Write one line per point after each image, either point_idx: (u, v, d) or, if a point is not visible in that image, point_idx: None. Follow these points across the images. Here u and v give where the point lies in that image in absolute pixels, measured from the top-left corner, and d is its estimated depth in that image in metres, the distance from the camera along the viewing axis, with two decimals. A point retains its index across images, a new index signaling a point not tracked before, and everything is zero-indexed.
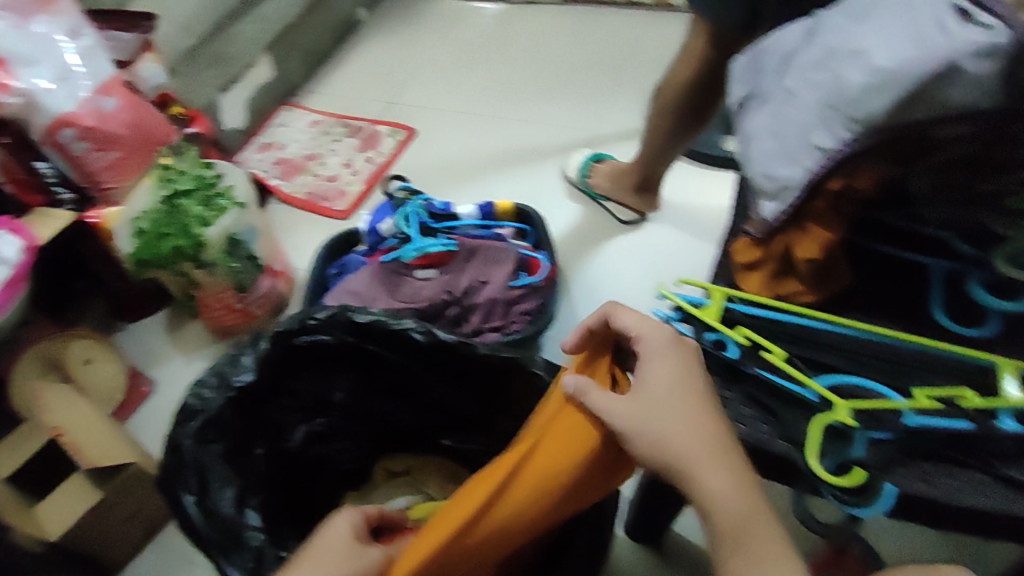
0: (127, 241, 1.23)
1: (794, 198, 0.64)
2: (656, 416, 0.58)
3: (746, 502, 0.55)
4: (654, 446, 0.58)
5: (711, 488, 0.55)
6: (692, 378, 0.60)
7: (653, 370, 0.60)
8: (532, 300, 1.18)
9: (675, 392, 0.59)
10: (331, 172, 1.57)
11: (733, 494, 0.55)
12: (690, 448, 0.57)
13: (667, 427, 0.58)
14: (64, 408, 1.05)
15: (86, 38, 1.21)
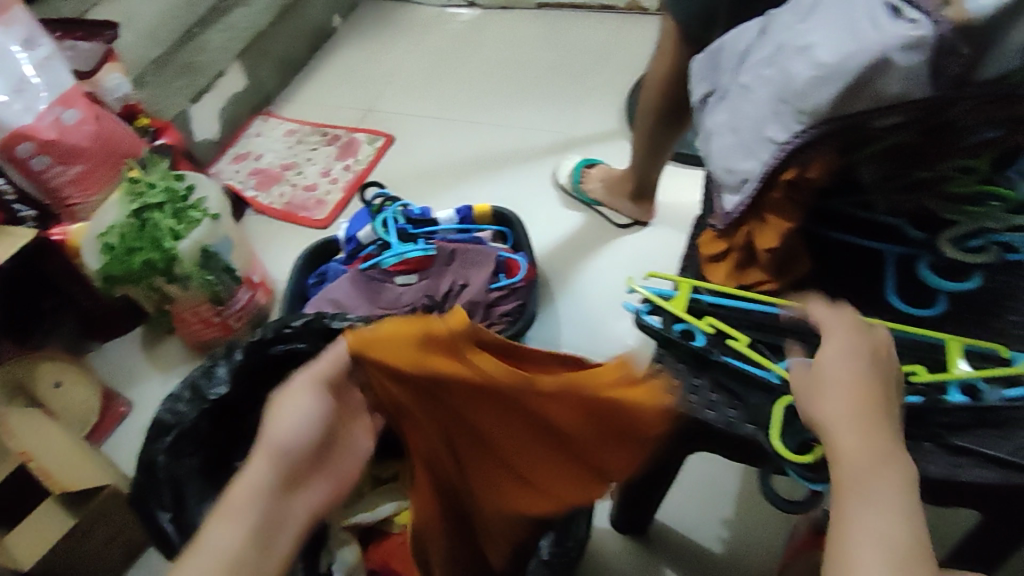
0: (94, 255, 1.22)
1: (752, 189, 0.67)
2: (841, 384, 0.56)
3: (887, 478, 0.51)
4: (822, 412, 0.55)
5: (849, 450, 0.52)
6: (879, 360, 0.57)
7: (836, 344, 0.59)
8: (511, 302, 1.20)
9: (856, 365, 0.57)
10: (309, 181, 1.58)
11: (878, 466, 0.51)
12: (852, 413, 0.54)
13: (839, 394, 0.55)
14: (33, 435, 1.02)
15: (42, 49, 1.22)
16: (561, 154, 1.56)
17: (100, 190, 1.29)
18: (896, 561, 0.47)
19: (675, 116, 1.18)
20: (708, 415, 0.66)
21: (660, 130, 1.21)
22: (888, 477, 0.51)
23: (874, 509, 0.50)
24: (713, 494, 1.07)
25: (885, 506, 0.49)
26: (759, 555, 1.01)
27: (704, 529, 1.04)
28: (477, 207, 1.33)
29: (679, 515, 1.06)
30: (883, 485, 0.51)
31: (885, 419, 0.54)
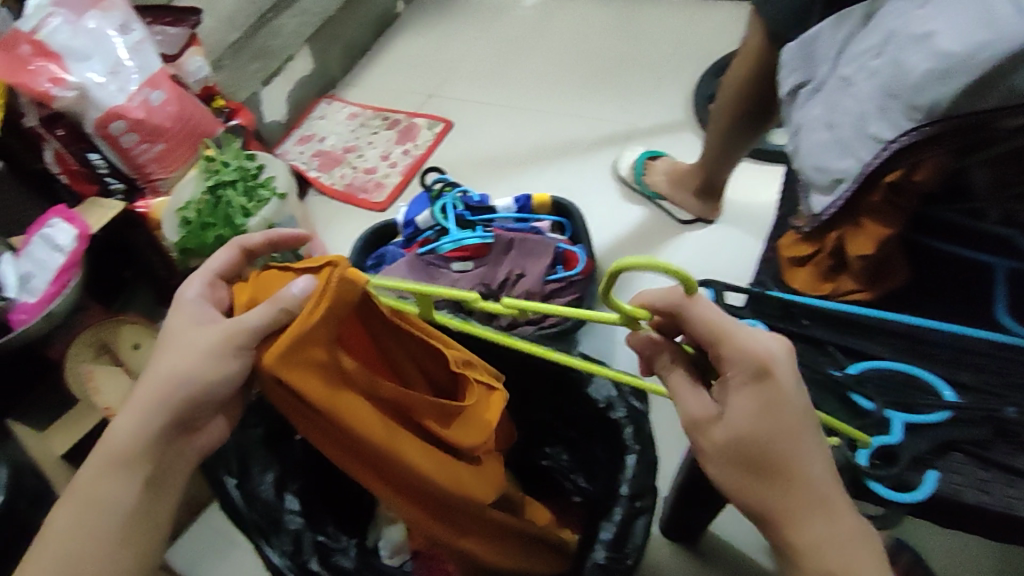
0: (171, 229, 1.28)
1: (846, 190, 0.65)
2: (745, 462, 0.52)
3: (839, 535, 0.51)
4: (751, 493, 0.53)
5: (804, 539, 0.52)
6: (788, 408, 0.51)
7: (741, 401, 0.52)
8: (569, 294, 1.17)
9: (771, 418, 0.52)
10: (370, 165, 1.58)
11: (823, 520, 0.51)
12: (776, 490, 0.52)
13: (765, 472, 0.52)
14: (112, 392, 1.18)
15: (135, 33, 1.27)
16: (625, 145, 1.52)
17: (179, 167, 1.33)
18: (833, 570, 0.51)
19: (753, 114, 1.13)
20: None
21: (744, 125, 1.15)
22: (843, 535, 0.51)
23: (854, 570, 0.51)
24: None
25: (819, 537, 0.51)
26: None
27: (760, 543, 1.00)
28: (536, 196, 1.30)
29: (733, 527, 1.01)
30: (814, 535, 0.51)
31: (811, 476, 0.52)
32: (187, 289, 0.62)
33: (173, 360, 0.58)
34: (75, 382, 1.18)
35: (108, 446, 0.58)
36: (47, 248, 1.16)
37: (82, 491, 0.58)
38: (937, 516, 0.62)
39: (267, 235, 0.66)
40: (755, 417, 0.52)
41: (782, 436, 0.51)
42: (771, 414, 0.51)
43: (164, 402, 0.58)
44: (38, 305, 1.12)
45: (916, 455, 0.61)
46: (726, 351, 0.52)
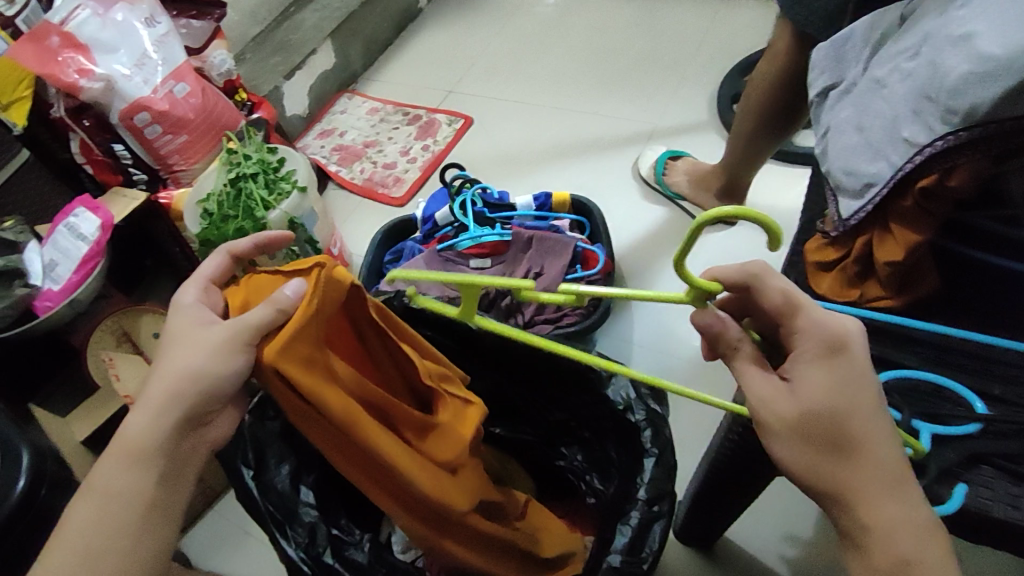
0: (193, 220, 1.29)
1: (876, 194, 0.63)
2: (814, 436, 0.51)
3: (908, 520, 0.50)
4: (816, 469, 0.51)
5: (872, 518, 0.50)
6: (861, 382, 0.51)
7: (815, 373, 0.52)
8: (587, 294, 1.16)
9: (847, 390, 0.51)
10: (389, 160, 1.58)
11: (891, 498, 0.50)
12: (844, 468, 0.50)
13: (835, 446, 0.51)
14: (133, 381, 1.18)
15: (161, 26, 1.28)
16: (646, 144, 1.50)
17: (201, 159, 1.34)
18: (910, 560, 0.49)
19: (779, 116, 1.11)
20: None
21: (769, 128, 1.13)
22: (906, 517, 0.50)
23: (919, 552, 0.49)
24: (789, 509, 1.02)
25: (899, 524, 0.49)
26: None
27: (776, 551, 0.98)
28: (556, 195, 1.29)
29: (749, 534, 1.00)
30: (893, 517, 0.50)
31: (880, 457, 0.50)
32: (184, 292, 0.63)
33: (181, 357, 0.58)
34: (97, 368, 1.20)
35: (127, 440, 0.58)
36: (72, 237, 1.17)
37: (103, 481, 0.58)
38: (963, 529, 0.60)
39: (254, 237, 0.66)
40: (832, 392, 0.51)
41: (858, 408, 0.51)
42: (846, 386, 0.51)
43: (179, 397, 0.58)
44: (59, 293, 1.14)
45: (943, 466, 0.60)
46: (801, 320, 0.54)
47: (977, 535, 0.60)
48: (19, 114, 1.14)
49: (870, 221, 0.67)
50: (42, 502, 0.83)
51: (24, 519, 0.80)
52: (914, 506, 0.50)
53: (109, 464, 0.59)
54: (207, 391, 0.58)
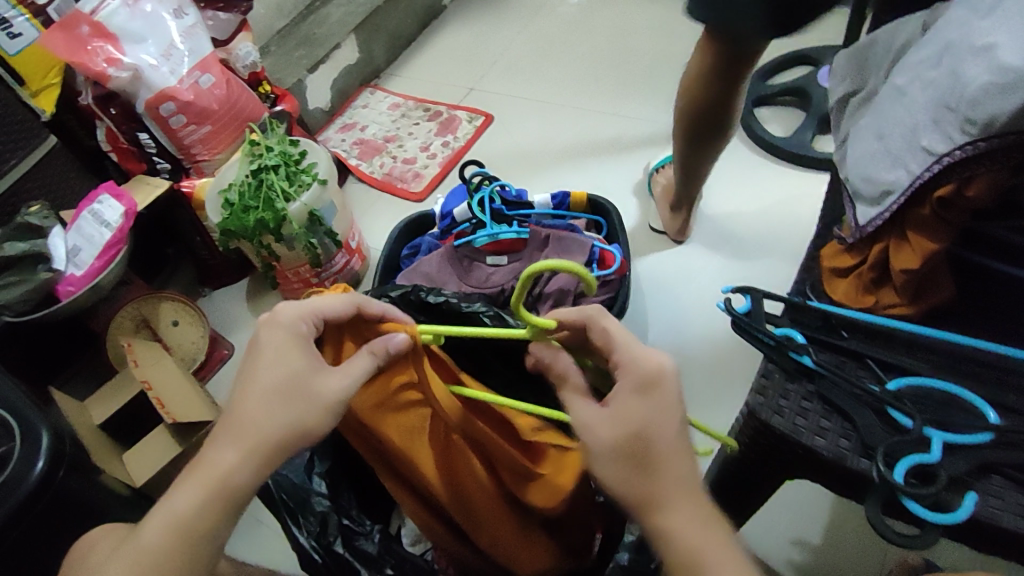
0: (214, 211, 1.31)
1: (893, 203, 0.63)
2: (629, 455, 0.54)
3: (703, 524, 0.54)
4: (626, 485, 0.54)
5: (670, 524, 0.53)
6: (671, 409, 0.56)
7: (637, 400, 0.56)
8: (602, 295, 1.17)
9: (659, 415, 0.55)
10: (409, 155, 1.60)
11: (689, 506, 0.54)
12: (653, 484, 0.54)
13: (645, 462, 0.54)
14: (153, 366, 1.18)
15: (189, 18, 1.30)
16: (664, 146, 1.51)
17: (224, 149, 1.36)
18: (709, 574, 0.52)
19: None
20: (817, 443, 0.65)
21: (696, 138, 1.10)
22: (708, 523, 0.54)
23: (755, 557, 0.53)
24: (797, 512, 1.02)
25: (697, 532, 0.53)
26: None
27: (784, 555, 0.99)
28: (574, 193, 1.30)
29: (757, 537, 1.00)
30: (687, 525, 0.53)
31: (679, 472, 0.55)
32: (297, 322, 0.61)
33: (288, 397, 0.58)
34: (115, 352, 1.24)
35: (215, 467, 0.56)
36: (94, 223, 1.20)
37: (175, 510, 0.55)
38: (970, 537, 0.61)
39: (387, 310, 0.67)
40: (644, 416, 0.55)
41: (667, 429, 0.55)
42: (662, 411, 0.55)
43: (270, 447, 0.56)
44: (81, 279, 1.17)
45: (954, 475, 0.60)
46: (624, 349, 0.58)
47: (985, 542, 0.60)
48: (47, 101, 1.21)
49: (888, 228, 0.67)
50: (58, 482, 0.85)
51: (43, 499, 0.82)
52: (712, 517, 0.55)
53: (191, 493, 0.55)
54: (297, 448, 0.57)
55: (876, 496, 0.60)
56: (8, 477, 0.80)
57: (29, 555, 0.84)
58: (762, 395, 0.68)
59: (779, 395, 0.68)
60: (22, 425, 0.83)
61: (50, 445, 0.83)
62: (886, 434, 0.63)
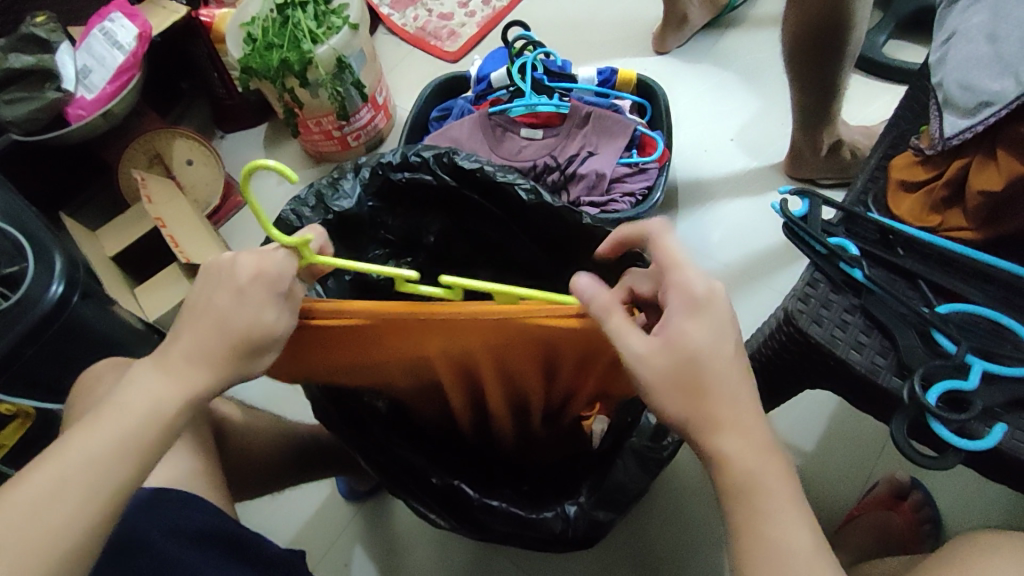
0: (234, 42, 1.23)
1: (989, 114, 0.61)
2: (681, 389, 0.51)
3: (745, 429, 0.51)
4: (685, 413, 0.51)
5: (729, 449, 0.51)
6: (717, 360, 0.51)
7: (693, 322, 0.52)
8: (638, 182, 1.11)
9: (715, 346, 0.52)
10: (445, 10, 1.48)
11: (734, 417, 0.51)
12: (706, 418, 0.51)
13: (707, 359, 0.51)
14: (165, 205, 1.17)
15: None
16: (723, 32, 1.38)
17: None
18: (755, 450, 0.51)
19: (825, 49, 0.96)
20: (852, 356, 0.63)
21: None
22: (771, 465, 0.51)
23: (765, 499, 0.51)
24: (796, 422, 1.02)
25: (753, 437, 0.51)
26: (826, 498, 0.97)
27: None
28: (622, 71, 1.21)
29: None
30: (746, 441, 0.51)
31: (724, 404, 0.51)
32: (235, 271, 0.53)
33: (202, 309, 0.53)
34: (127, 184, 1.23)
35: (167, 361, 0.52)
36: (108, 44, 1.13)
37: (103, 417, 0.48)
38: (992, 467, 0.60)
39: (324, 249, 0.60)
40: (697, 364, 0.51)
41: (735, 387, 0.52)
42: (722, 377, 0.51)
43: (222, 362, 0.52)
44: (94, 102, 1.11)
45: (987, 405, 0.58)
46: (697, 357, 0.51)
47: (1003, 473, 0.59)
48: None
49: (974, 143, 0.64)
50: (73, 308, 0.84)
51: (56, 324, 0.82)
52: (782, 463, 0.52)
53: (147, 379, 0.52)
54: (254, 344, 0.52)
55: (904, 416, 0.58)
56: (22, 297, 0.79)
57: (45, 373, 0.86)
58: (803, 303, 0.66)
59: (821, 305, 0.66)
60: (38, 244, 0.82)
61: (63, 269, 0.82)
62: (927, 357, 0.61)
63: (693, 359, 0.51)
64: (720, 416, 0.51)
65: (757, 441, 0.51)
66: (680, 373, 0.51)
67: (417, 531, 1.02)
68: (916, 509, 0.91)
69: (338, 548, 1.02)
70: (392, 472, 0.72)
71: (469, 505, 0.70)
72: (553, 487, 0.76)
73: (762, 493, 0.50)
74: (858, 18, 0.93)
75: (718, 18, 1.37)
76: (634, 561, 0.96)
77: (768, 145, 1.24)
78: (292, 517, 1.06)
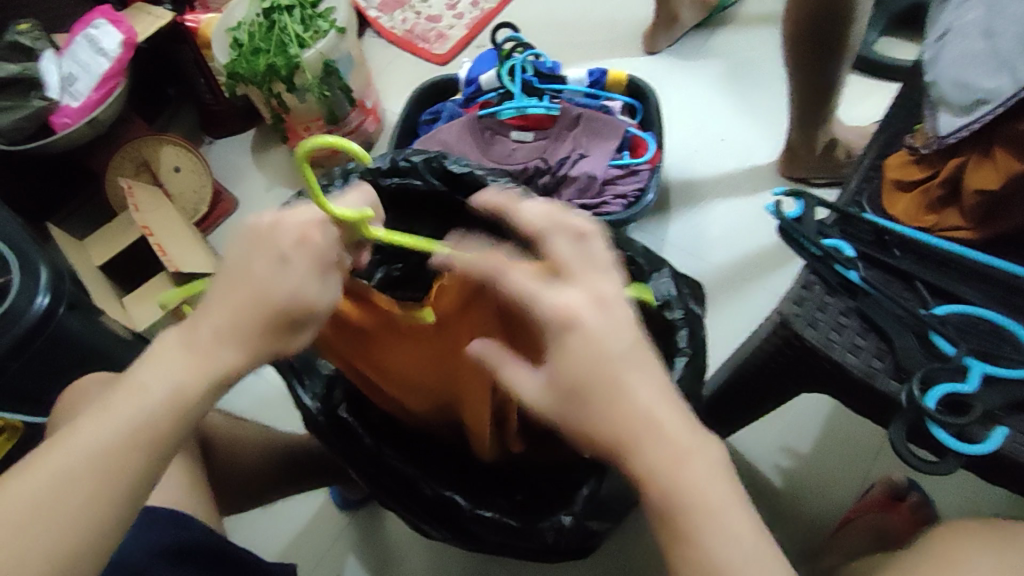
0: (220, 48, 1.21)
1: (985, 112, 0.60)
2: (573, 405, 0.45)
3: (654, 444, 0.43)
4: (585, 432, 0.44)
5: (642, 469, 0.43)
6: (604, 368, 0.44)
7: (570, 335, 0.45)
8: (631, 184, 1.10)
9: (598, 354, 0.44)
10: (434, 12, 1.47)
11: (639, 430, 0.43)
12: (608, 433, 0.43)
13: (597, 369, 0.44)
14: (153, 212, 1.15)
15: None
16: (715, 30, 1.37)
17: None
18: (669, 468, 0.43)
19: (818, 48, 0.95)
20: (848, 359, 0.62)
21: None
22: (690, 473, 0.43)
23: None
24: (792, 424, 1.01)
25: (662, 453, 0.43)
26: (825, 500, 0.96)
27: (773, 460, 0.99)
28: (613, 72, 1.20)
29: (749, 444, 1.00)
30: (658, 460, 0.43)
31: (623, 417, 0.43)
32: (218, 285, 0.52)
33: (241, 277, 0.51)
34: (114, 195, 1.21)
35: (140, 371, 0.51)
36: (92, 51, 1.11)
37: (81, 443, 0.46)
38: (995, 471, 0.58)
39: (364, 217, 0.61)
40: (583, 376, 0.44)
41: (634, 396, 0.44)
42: (614, 386, 0.44)
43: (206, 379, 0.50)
44: (78, 111, 1.09)
45: (988, 408, 0.57)
46: (582, 371, 0.44)
47: (1006, 477, 0.58)
48: None
49: (971, 141, 0.63)
50: (58, 320, 0.82)
51: (39, 337, 0.81)
52: (713, 459, 0.44)
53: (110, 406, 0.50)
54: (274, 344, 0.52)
55: (901, 421, 0.58)
56: (4, 311, 0.78)
57: (30, 388, 0.84)
58: (798, 306, 0.65)
59: (816, 307, 0.65)
60: (20, 257, 0.81)
61: (47, 282, 0.81)
62: (925, 360, 0.60)
63: (581, 372, 0.44)
64: (620, 429, 0.43)
65: (669, 458, 0.43)
66: (573, 387, 0.44)
67: (413, 539, 1.01)
68: (914, 510, 0.88)
69: (331, 559, 1.01)
70: (384, 482, 0.72)
71: (461, 517, 0.69)
72: (546, 497, 0.74)
73: (683, 519, 0.42)
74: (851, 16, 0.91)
75: (710, 17, 1.36)
76: (632, 566, 0.95)
77: (761, 144, 1.23)
78: (285, 528, 1.04)
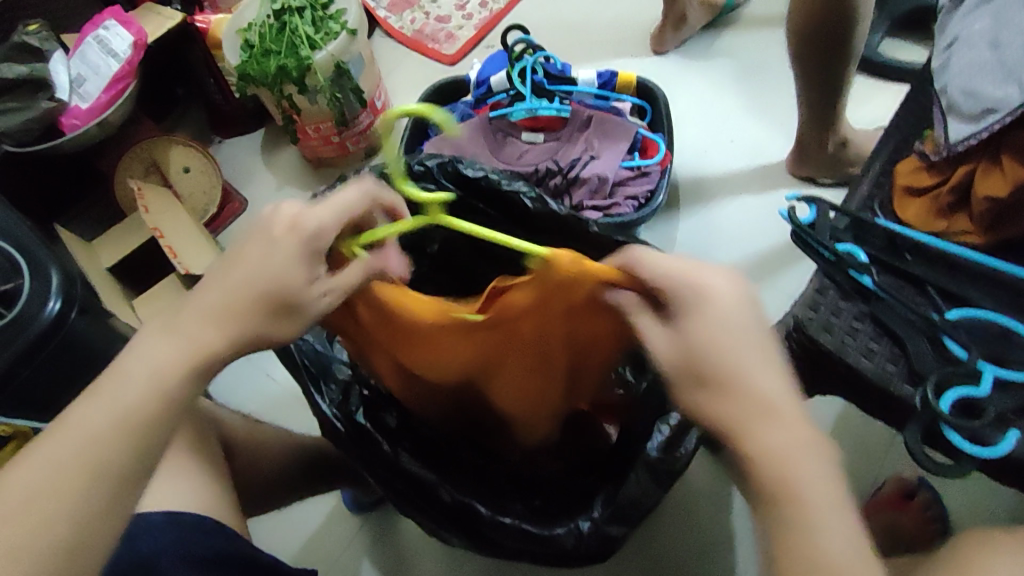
0: (230, 49, 1.22)
1: (996, 120, 0.61)
2: (701, 380, 0.49)
3: (773, 421, 0.47)
4: (713, 409, 0.49)
5: (769, 447, 0.47)
6: (743, 347, 0.49)
7: (699, 316, 0.50)
8: (639, 185, 1.11)
9: (730, 335, 0.49)
10: (443, 12, 1.48)
11: (768, 409, 0.48)
12: (740, 414, 0.48)
13: (731, 346, 0.49)
14: (163, 214, 1.17)
15: None
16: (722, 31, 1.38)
17: None
18: (796, 447, 0.47)
19: (827, 50, 0.96)
20: (861, 363, 0.64)
21: None
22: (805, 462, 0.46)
23: None
24: None
25: (790, 429, 0.47)
26: None
27: None
28: (623, 73, 1.20)
29: None
30: (790, 441, 0.47)
31: (756, 393, 0.48)
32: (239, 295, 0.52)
33: (258, 269, 0.52)
34: (123, 195, 1.22)
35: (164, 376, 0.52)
36: (102, 52, 1.12)
37: (108, 449, 0.47)
38: (1005, 472, 0.60)
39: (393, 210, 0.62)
40: (716, 352, 0.49)
41: (762, 367, 0.49)
42: (752, 365, 0.48)
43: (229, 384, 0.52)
44: (89, 112, 1.11)
45: (1000, 411, 0.59)
46: (721, 351, 0.49)
47: (1015, 478, 0.59)
48: None
49: (979, 149, 0.65)
50: (72, 322, 0.83)
51: (54, 340, 0.82)
52: (813, 441, 0.47)
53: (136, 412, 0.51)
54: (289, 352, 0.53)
55: (917, 424, 0.59)
56: (19, 315, 0.79)
57: (45, 390, 0.86)
58: (813, 311, 0.67)
59: (831, 313, 0.66)
60: (34, 260, 0.82)
61: (61, 285, 0.82)
62: (938, 364, 0.62)
63: (718, 350, 0.49)
64: (754, 410, 0.48)
65: (800, 440, 0.47)
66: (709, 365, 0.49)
67: (426, 538, 1.03)
68: (925, 508, 0.92)
69: (343, 562, 1.03)
70: (399, 489, 0.73)
71: (479, 522, 0.70)
72: (565, 500, 0.76)
73: (804, 502, 0.45)
74: (859, 19, 0.93)
75: (717, 18, 1.37)
76: (642, 564, 0.97)
77: (767, 144, 1.24)
78: (298, 529, 1.06)
